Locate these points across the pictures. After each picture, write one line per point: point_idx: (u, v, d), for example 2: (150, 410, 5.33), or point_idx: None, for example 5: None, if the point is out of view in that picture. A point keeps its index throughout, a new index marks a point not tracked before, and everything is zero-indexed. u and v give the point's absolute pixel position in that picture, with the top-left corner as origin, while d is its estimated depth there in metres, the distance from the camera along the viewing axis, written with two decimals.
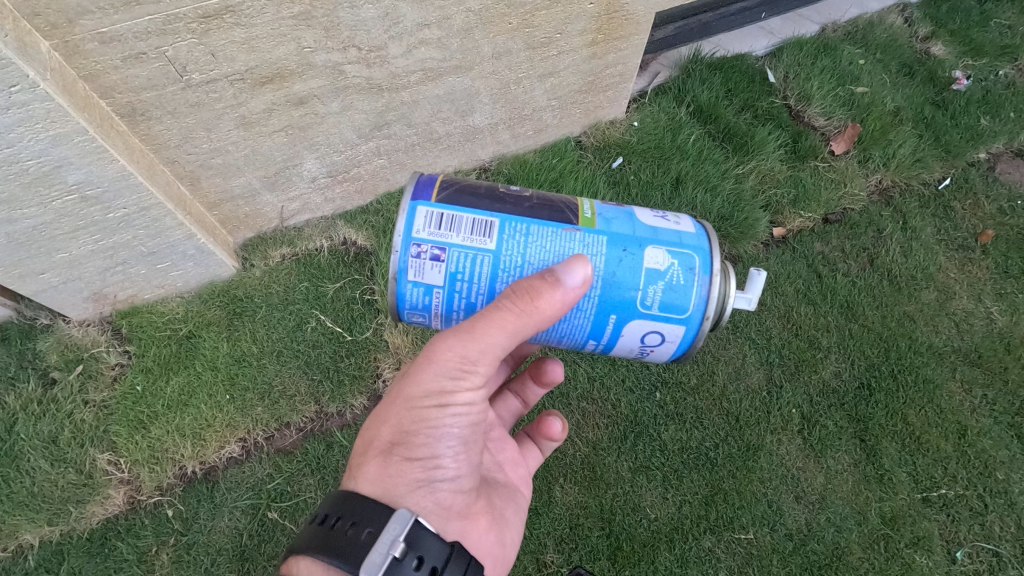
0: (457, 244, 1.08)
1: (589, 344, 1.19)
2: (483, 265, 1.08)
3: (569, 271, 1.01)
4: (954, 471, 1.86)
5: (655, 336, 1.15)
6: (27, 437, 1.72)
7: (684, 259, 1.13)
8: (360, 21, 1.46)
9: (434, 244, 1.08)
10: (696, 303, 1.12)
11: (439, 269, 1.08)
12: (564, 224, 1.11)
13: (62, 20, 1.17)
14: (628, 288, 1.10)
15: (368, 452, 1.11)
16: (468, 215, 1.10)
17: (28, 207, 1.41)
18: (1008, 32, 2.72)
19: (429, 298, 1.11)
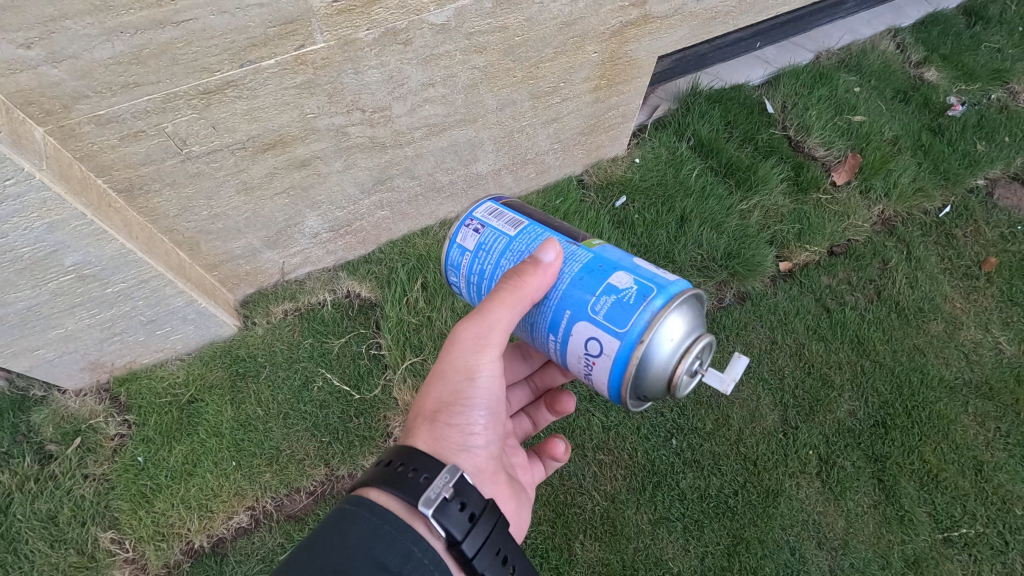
0: (494, 225, 1.21)
1: (548, 343, 1.14)
2: (498, 244, 1.18)
3: (547, 251, 1.09)
4: (973, 509, 1.83)
5: (594, 345, 1.05)
6: (24, 518, 1.62)
7: (651, 289, 1.04)
8: (364, 85, 1.50)
9: (479, 220, 1.23)
10: (638, 323, 1.01)
11: (472, 239, 1.22)
12: (569, 238, 1.17)
13: (59, 107, 1.19)
14: (588, 288, 1.07)
15: (416, 424, 1.14)
16: (518, 212, 1.23)
17: (22, 289, 1.37)
18: (998, 56, 2.78)
19: (459, 265, 1.24)
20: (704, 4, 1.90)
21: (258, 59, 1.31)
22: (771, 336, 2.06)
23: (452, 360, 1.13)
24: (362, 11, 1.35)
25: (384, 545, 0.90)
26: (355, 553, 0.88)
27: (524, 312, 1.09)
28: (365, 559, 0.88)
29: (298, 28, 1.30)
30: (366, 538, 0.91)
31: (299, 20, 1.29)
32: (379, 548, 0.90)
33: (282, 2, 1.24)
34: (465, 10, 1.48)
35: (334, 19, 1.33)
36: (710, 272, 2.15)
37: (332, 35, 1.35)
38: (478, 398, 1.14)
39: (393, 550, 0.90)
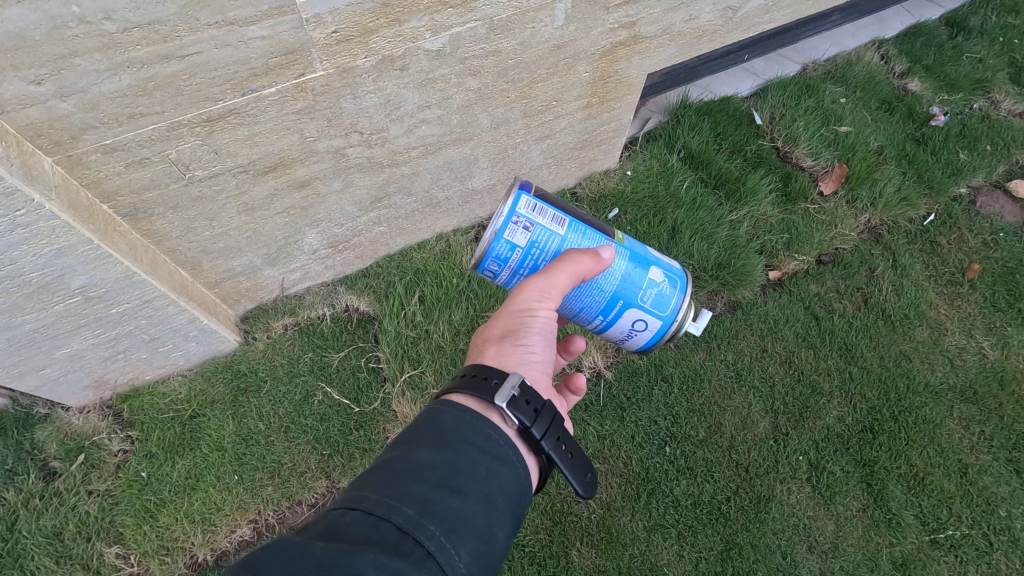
0: (542, 223, 1.21)
1: (591, 322, 1.32)
2: (553, 244, 1.22)
3: (607, 250, 1.20)
4: (958, 511, 1.88)
5: (639, 326, 1.32)
6: (29, 535, 1.65)
7: (674, 278, 1.34)
8: (362, 109, 1.55)
9: (527, 218, 1.19)
10: (673, 308, 1.32)
11: (524, 237, 1.19)
12: (605, 235, 1.28)
13: (66, 137, 1.24)
14: (637, 283, 1.28)
15: (483, 346, 1.20)
16: (557, 206, 1.24)
17: (30, 312, 1.41)
18: (979, 66, 2.85)
19: (503, 261, 1.21)
20: (692, 24, 1.96)
21: (260, 88, 1.35)
22: (761, 344, 2.11)
23: (517, 294, 1.18)
24: (361, 41, 1.39)
25: (469, 426, 0.99)
26: (445, 431, 0.98)
27: (583, 276, 1.19)
28: (455, 436, 0.97)
29: (298, 58, 1.34)
30: (454, 419, 1.00)
31: (299, 51, 1.33)
32: (466, 426, 0.99)
33: (282, 35, 1.28)
34: (460, 36, 1.52)
35: (333, 48, 1.37)
36: (701, 282, 2.20)
37: (331, 64, 1.40)
38: (539, 327, 1.19)
39: (476, 429, 0.98)
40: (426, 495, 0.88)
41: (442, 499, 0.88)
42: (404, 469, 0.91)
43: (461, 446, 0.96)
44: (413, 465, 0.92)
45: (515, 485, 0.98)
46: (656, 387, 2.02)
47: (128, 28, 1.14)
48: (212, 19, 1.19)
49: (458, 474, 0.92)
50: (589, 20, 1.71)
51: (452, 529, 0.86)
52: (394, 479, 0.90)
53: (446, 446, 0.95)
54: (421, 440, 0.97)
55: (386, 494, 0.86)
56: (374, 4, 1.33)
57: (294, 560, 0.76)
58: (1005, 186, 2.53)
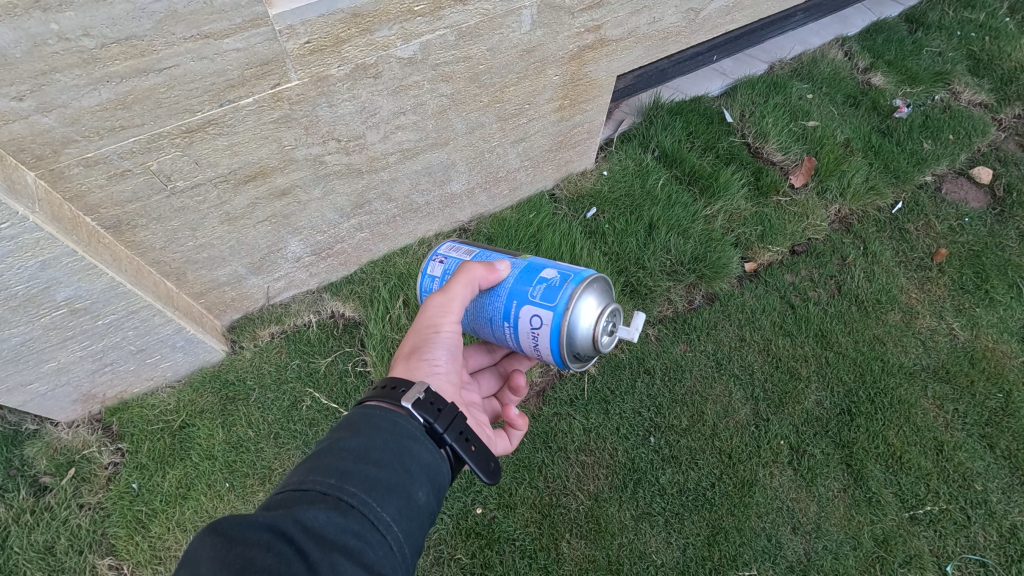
0: (455, 255, 1.42)
1: (501, 331, 1.32)
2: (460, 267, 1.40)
3: (502, 263, 1.31)
4: (936, 487, 1.91)
5: (536, 322, 1.25)
6: (21, 550, 1.65)
7: (570, 273, 1.27)
8: (339, 117, 1.60)
9: (440, 253, 1.45)
10: (562, 297, 1.23)
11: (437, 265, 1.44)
12: (508, 255, 1.39)
13: (48, 151, 1.28)
14: (526, 282, 1.29)
15: (395, 363, 1.24)
16: (468, 243, 1.46)
17: (16, 326, 1.44)
18: (938, 59, 2.96)
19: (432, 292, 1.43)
20: (657, 26, 2.04)
21: (237, 98, 1.40)
22: (739, 334, 2.17)
23: (420, 313, 1.27)
24: (334, 50, 1.44)
25: (378, 413, 1.03)
26: (359, 421, 1.02)
27: (476, 284, 1.28)
28: (368, 421, 1.01)
29: (273, 68, 1.39)
30: (368, 411, 1.03)
31: (274, 61, 1.38)
32: (378, 413, 1.03)
33: (257, 47, 1.34)
34: (430, 43, 1.58)
35: (307, 58, 1.42)
36: (679, 275, 2.26)
37: (307, 73, 1.45)
38: (444, 342, 1.24)
39: (386, 415, 1.02)
40: (346, 469, 0.92)
41: (364, 469, 0.93)
42: (325, 453, 0.96)
43: (376, 430, 1.00)
44: (332, 448, 0.96)
45: (429, 457, 1.01)
46: (639, 378, 2.07)
47: (107, 44, 1.18)
48: (189, 32, 1.24)
49: (374, 447, 0.97)
50: (556, 24, 1.78)
51: (375, 489, 0.91)
52: (315, 462, 0.94)
53: (361, 430, 0.99)
54: (339, 430, 1.00)
55: (310, 474, 0.92)
56: (345, 14, 1.38)
57: (236, 527, 0.81)
58: (968, 173, 2.62)
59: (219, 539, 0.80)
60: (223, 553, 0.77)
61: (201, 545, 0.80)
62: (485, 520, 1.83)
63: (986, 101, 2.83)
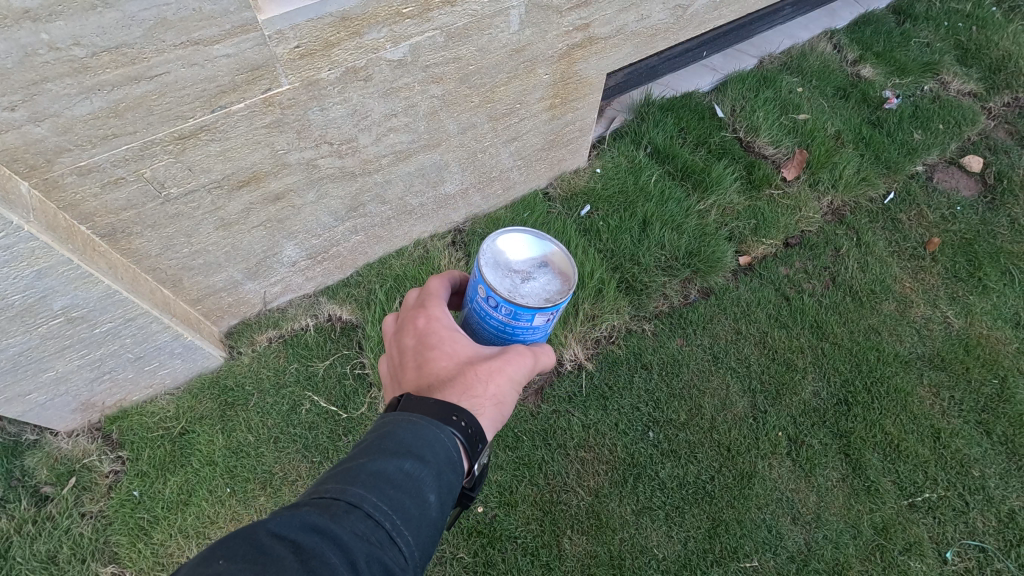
0: (554, 321, 1.15)
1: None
2: (540, 335, 1.16)
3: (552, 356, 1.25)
4: (934, 474, 1.92)
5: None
6: (23, 560, 1.65)
7: None
8: (330, 120, 1.61)
9: (557, 313, 1.12)
10: None
11: (544, 320, 1.11)
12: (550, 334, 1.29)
13: (41, 161, 1.28)
14: None
15: (479, 403, 1.06)
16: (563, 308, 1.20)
17: (14, 335, 1.44)
18: (926, 49, 2.98)
19: (512, 318, 1.09)
20: (645, 23, 2.05)
21: (228, 104, 1.41)
22: (735, 327, 2.18)
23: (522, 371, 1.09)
24: (324, 54, 1.45)
25: (444, 448, 0.98)
26: (425, 448, 0.96)
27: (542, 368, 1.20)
28: (434, 451, 0.96)
29: (264, 73, 1.40)
30: (438, 436, 0.98)
31: (264, 66, 1.39)
32: (446, 447, 0.98)
33: (248, 53, 1.34)
34: (420, 45, 1.59)
35: (298, 62, 1.43)
36: (674, 270, 2.27)
37: (297, 77, 1.46)
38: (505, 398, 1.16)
39: (450, 452, 0.98)
40: (410, 509, 0.89)
41: (422, 513, 0.91)
42: (389, 476, 0.91)
43: (439, 466, 0.96)
44: (399, 474, 0.91)
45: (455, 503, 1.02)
46: (637, 374, 2.08)
47: (97, 52, 1.19)
48: (178, 39, 1.25)
49: (435, 489, 0.94)
50: (545, 24, 1.79)
51: (424, 538, 0.90)
52: (382, 483, 0.89)
53: (429, 463, 0.95)
54: (406, 450, 0.94)
55: (378, 499, 0.87)
56: (334, 18, 1.39)
57: (313, 541, 0.79)
58: (959, 162, 2.64)
59: (295, 548, 0.78)
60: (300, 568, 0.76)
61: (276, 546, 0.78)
62: (487, 519, 1.84)
63: (976, 91, 2.85)
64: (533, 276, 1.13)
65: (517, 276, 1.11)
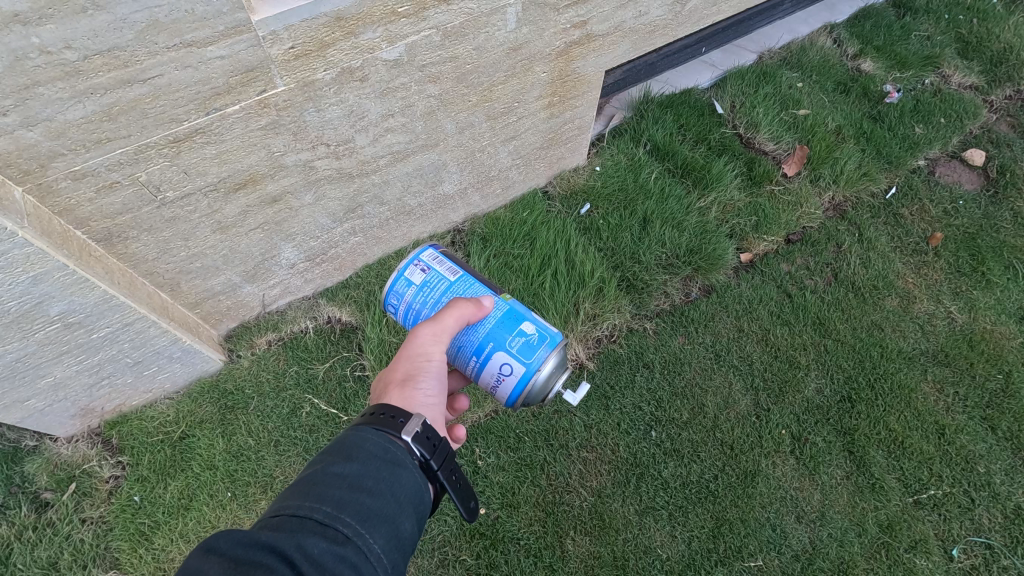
0: (439, 269, 1.35)
1: (467, 365, 1.33)
2: (441, 284, 1.34)
3: (487, 298, 1.30)
4: (939, 470, 1.90)
5: (506, 370, 1.30)
6: (24, 567, 1.64)
7: (548, 334, 1.33)
8: (326, 121, 1.59)
9: (426, 263, 1.36)
10: (538, 359, 1.30)
11: (419, 275, 1.35)
12: (491, 291, 1.36)
13: (35, 166, 1.28)
14: (507, 328, 1.31)
15: (384, 391, 1.17)
16: (456, 262, 1.39)
17: (11, 342, 1.43)
18: (927, 43, 2.97)
19: (401, 295, 1.36)
20: (642, 20, 2.04)
21: (223, 106, 1.40)
22: (737, 325, 2.16)
23: (411, 341, 1.21)
24: (319, 55, 1.44)
25: (371, 440, 1.00)
26: (351, 446, 0.99)
27: (466, 320, 1.25)
28: (360, 447, 0.99)
29: (258, 75, 1.39)
30: (359, 436, 1.01)
31: (258, 68, 1.38)
32: (370, 439, 1.00)
33: (241, 54, 1.33)
34: (415, 44, 1.57)
35: (293, 64, 1.42)
36: (675, 268, 2.25)
37: (292, 78, 1.45)
38: (434, 370, 1.20)
39: (379, 442, 1.00)
40: (341, 497, 0.90)
41: (357, 497, 0.91)
42: (318, 478, 0.93)
43: (368, 457, 0.98)
44: (326, 474, 0.94)
45: (415, 486, 1.00)
46: (639, 373, 2.07)
47: (89, 56, 1.18)
48: (171, 41, 1.24)
49: (368, 476, 0.95)
50: (541, 21, 1.78)
51: (368, 520, 0.90)
52: (309, 487, 0.92)
53: (354, 457, 0.97)
54: (331, 455, 0.98)
55: (305, 500, 0.89)
56: (328, 18, 1.38)
57: (240, 548, 0.80)
58: (961, 156, 2.62)
59: (225, 560, 0.79)
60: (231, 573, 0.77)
61: (206, 563, 0.78)
62: (489, 521, 1.83)
63: (977, 83, 2.83)
64: None
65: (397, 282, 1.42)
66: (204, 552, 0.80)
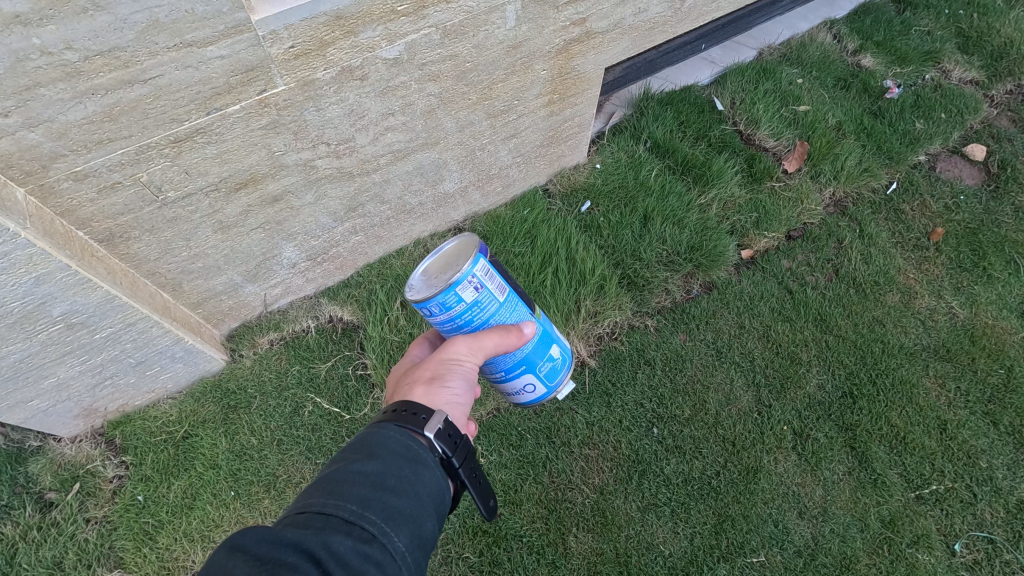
0: (491, 287, 1.19)
1: (492, 373, 1.32)
2: (490, 308, 1.19)
3: (530, 326, 1.26)
4: (941, 465, 1.90)
5: (529, 388, 1.36)
6: (28, 566, 1.64)
7: (566, 355, 1.42)
8: (327, 121, 1.60)
9: (481, 280, 1.16)
10: (557, 382, 1.40)
11: (472, 294, 1.15)
12: (528, 310, 1.30)
13: (37, 167, 1.28)
14: (541, 353, 1.33)
15: (411, 386, 1.18)
16: (502, 275, 1.24)
17: (14, 343, 1.44)
18: (927, 38, 2.96)
19: (447, 309, 1.15)
20: (642, 17, 2.04)
21: (224, 106, 1.40)
22: (739, 321, 2.16)
23: (447, 344, 1.19)
24: (319, 54, 1.44)
25: (393, 439, 1.01)
26: (374, 445, 1.00)
27: (505, 349, 1.22)
28: (384, 446, 0.99)
29: (258, 74, 1.40)
30: (382, 435, 1.02)
31: (259, 67, 1.38)
32: (392, 438, 1.01)
33: (241, 54, 1.34)
34: (415, 43, 1.58)
35: (293, 63, 1.42)
36: (676, 265, 2.25)
37: (292, 78, 1.45)
38: (464, 374, 1.19)
39: (401, 440, 1.01)
40: (366, 495, 0.91)
41: (381, 495, 0.92)
42: (342, 476, 0.93)
43: (391, 455, 0.98)
44: (349, 473, 0.94)
45: (437, 485, 1.00)
46: (640, 370, 2.07)
47: (90, 56, 1.18)
48: (171, 41, 1.24)
49: (391, 474, 0.95)
50: (541, 19, 1.78)
51: (392, 518, 0.90)
52: (333, 485, 0.92)
53: (376, 455, 0.98)
54: (353, 454, 0.98)
55: (329, 498, 0.89)
56: (328, 17, 1.38)
57: (265, 545, 0.80)
58: (962, 151, 2.62)
59: (250, 557, 0.78)
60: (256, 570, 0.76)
61: (231, 561, 0.78)
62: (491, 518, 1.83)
63: (977, 78, 2.83)
64: (442, 276, 1.18)
65: (433, 282, 1.18)
66: (228, 550, 0.80)
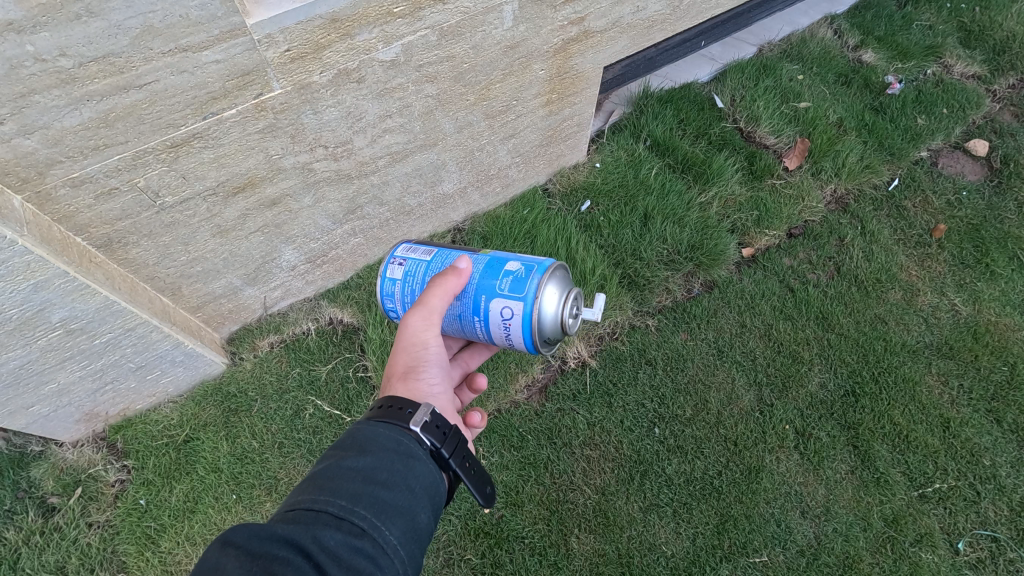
0: (415, 256, 1.38)
1: (475, 327, 1.33)
2: (420, 268, 1.36)
3: (462, 259, 1.29)
4: (944, 463, 1.89)
5: (506, 312, 1.27)
6: (31, 571, 1.65)
7: (534, 263, 1.30)
8: (324, 124, 1.59)
9: (401, 257, 1.39)
10: (531, 288, 1.26)
11: (400, 269, 1.37)
12: (470, 253, 1.37)
13: (33, 173, 1.28)
14: (492, 275, 1.30)
15: (389, 385, 1.18)
16: (428, 244, 1.42)
17: (14, 349, 1.44)
18: (929, 32, 2.94)
19: (391, 294, 1.38)
20: (641, 15, 2.03)
21: (220, 110, 1.40)
22: (740, 320, 2.16)
23: (404, 329, 1.22)
24: (315, 57, 1.44)
25: (383, 434, 1.00)
26: (364, 441, 0.99)
27: (453, 293, 1.25)
28: (374, 442, 0.99)
29: (254, 78, 1.39)
30: (371, 431, 1.01)
31: (255, 71, 1.38)
32: (382, 433, 1.00)
33: (237, 58, 1.33)
34: (412, 44, 1.57)
35: (289, 66, 1.42)
36: (677, 264, 2.25)
37: (289, 81, 1.44)
38: (434, 357, 1.22)
39: (391, 436, 1.00)
40: (355, 490, 0.90)
41: (371, 490, 0.91)
42: (331, 473, 0.93)
43: (382, 450, 0.98)
44: (340, 469, 0.93)
45: (430, 479, 1.00)
46: (640, 370, 2.06)
47: (84, 62, 1.18)
48: (166, 46, 1.23)
49: (382, 469, 0.95)
50: (538, 19, 1.77)
51: (384, 512, 0.90)
52: (323, 481, 0.92)
53: (367, 451, 0.97)
54: (343, 451, 0.98)
55: (319, 494, 0.89)
56: (323, 20, 1.38)
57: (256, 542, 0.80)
58: (964, 146, 2.60)
59: (241, 553, 0.79)
60: (247, 566, 0.77)
61: (222, 557, 0.78)
62: (493, 520, 1.83)
63: (979, 73, 2.81)
64: None
65: None
66: (220, 546, 0.80)
